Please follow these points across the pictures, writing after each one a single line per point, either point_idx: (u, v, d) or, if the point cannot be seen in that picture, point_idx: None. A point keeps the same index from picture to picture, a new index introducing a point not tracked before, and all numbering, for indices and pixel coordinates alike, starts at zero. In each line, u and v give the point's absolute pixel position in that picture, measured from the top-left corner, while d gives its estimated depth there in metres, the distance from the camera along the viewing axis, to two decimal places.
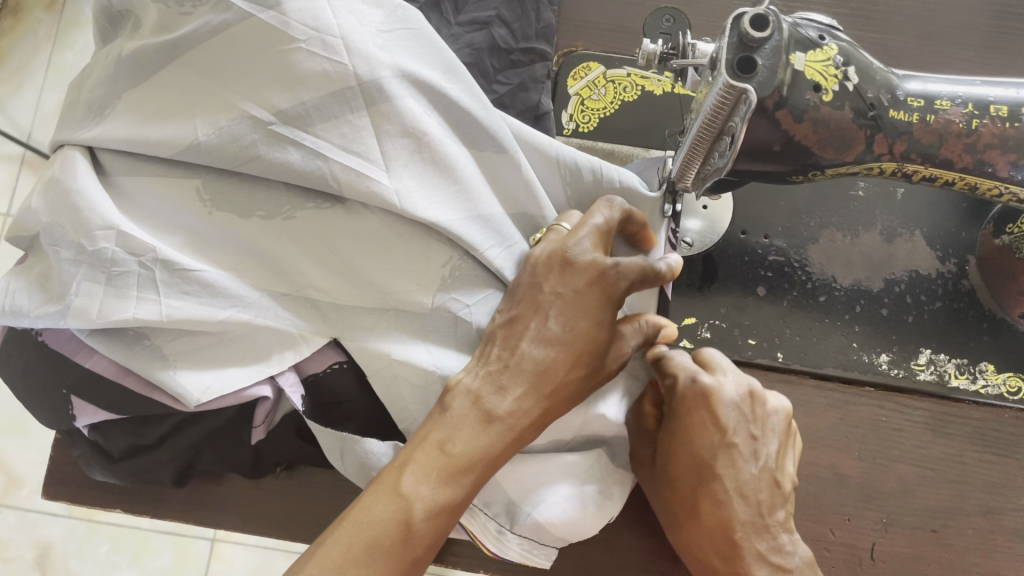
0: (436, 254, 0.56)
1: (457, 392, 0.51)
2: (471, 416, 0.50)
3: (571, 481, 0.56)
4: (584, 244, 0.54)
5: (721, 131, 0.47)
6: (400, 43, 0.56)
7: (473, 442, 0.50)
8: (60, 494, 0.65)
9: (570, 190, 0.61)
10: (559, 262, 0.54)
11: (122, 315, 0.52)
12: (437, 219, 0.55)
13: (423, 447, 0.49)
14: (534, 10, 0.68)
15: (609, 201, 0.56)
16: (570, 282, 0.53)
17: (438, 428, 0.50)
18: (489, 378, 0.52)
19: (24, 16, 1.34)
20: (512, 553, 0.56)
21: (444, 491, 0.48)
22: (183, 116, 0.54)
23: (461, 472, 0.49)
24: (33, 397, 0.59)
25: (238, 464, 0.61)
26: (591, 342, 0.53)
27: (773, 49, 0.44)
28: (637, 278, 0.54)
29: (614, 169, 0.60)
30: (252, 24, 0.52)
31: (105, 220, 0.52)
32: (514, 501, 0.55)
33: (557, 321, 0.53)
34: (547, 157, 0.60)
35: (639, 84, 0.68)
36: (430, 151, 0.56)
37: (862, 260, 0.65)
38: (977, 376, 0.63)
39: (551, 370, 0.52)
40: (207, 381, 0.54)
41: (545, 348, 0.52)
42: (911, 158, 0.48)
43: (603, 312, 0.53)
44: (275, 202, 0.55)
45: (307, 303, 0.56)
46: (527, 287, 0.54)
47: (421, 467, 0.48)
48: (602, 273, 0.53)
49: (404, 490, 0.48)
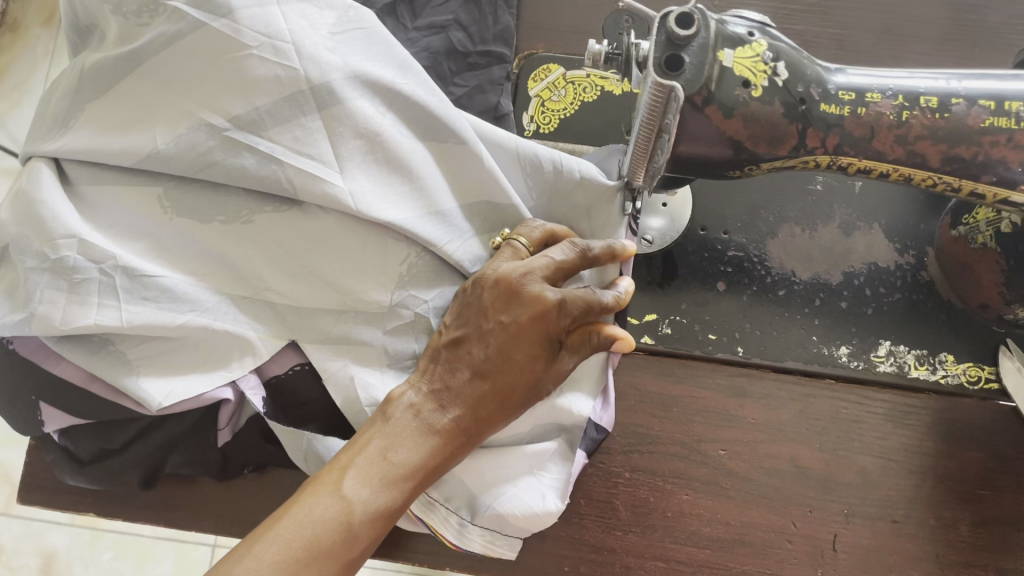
0: (393, 251, 0.58)
1: (399, 403, 0.54)
2: (413, 428, 0.53)
3: (530, 472, 0.58)
4: (533, 276, 0.55)
5: (659, 129, 0.47)
6: (354, 43, 0.57)
7: (414, 452, 0.53)
8: (34, 500, 0.66)
9: (532, 182, 0.61)
10: (504, 290, 0.55)
11: (84, 322, 0.53)
12: (392, 217, 0.56)
13: (365, 451, 0.52)
14: (492, 14, 0.70)
15: (573, 243, 0.57)
16: (513, 313, 0.55)
17: (382, 436, 0.53)
18: (430, 396, 0.55)
19: (22, 32, 1.36)
20: (475, 546, 0.58)
21: (383, 496, 0.51)
22: (144, 126, 0.55)
23: (401, 480, 0.52)
24: (4, 406, 0.59)
25: (207, 466, 0.63)
26: (528, 374, 0.55)
27: (699, 47, 0.45)
28: (580, 313, 0.56)
29: (574, 160, 0.60)
30: (204, 33, 0.53)
31: (69, 229, 0.53)
32: (475, 495, 0.57)
33: (497, 350, 0.55)
34: (507, 150, 0.60)
35: (599, 84, 0.69)
36: (384, 151, 0.56)
37: (820, 254, 0.66)
38: (937, 367, 0.63)
39: (488, 396, 0.54)
40: (170, 386, 0.55)
41: (486, 372, 0.55)
42: (844, 151, 0.49)
43: (544, 346, 0.55)
44: (233, 206, 0.56)
45: (264, 306, 0.57)
46: (471, 308, 0.56)
47: (362, 473, 0.51)
48: (545, 310, 0.54)
49: (346, 492, 0.50)
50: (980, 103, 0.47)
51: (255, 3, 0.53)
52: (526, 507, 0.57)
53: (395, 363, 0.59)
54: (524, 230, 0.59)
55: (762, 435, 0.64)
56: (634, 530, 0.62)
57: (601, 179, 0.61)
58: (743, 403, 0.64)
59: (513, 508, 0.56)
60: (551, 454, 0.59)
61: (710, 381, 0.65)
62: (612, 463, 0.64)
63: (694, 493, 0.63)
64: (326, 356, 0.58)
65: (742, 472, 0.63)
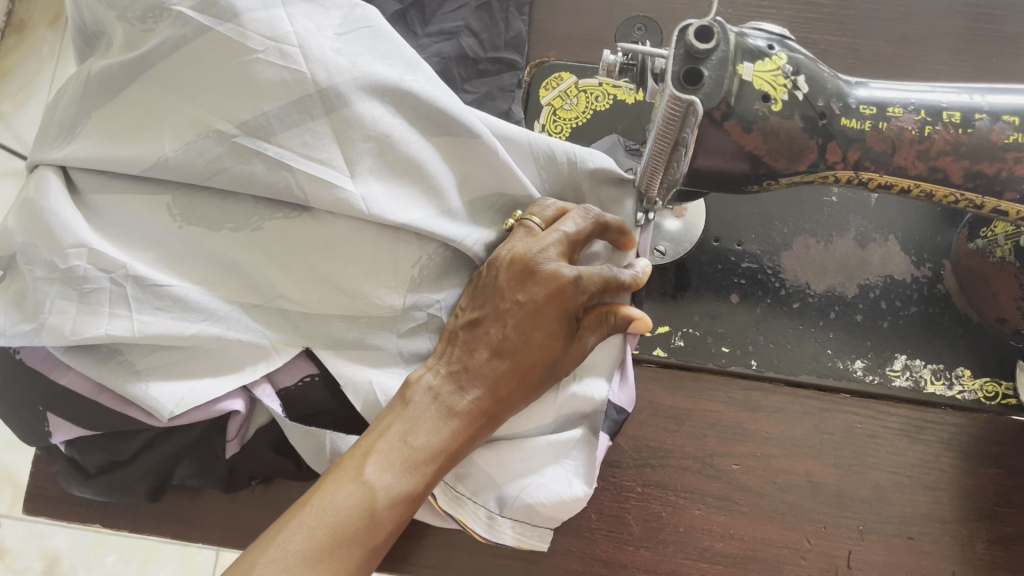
0: (405, 254, 0.57)
1: (418, 386, 0.54)
2: (432, 411, 0.53)
3: (556, 460, 0.57)
4: (547, 253, 0.55)
5: (676, 142, 0.47)
6: (361, 43, 0.55)
7: (434, 434, 0.52)
8: (41, 510, 0.65)
9: (545, 173, 0.61)
10: (520, 270, 0.55)
11: (95, 332, 0.52)
12: (405, 219, 0.55)
13: (384, 437, 0.51)
14: (503, 20, 0.71)
15: (586, 211, 0.57)
16: (529, 291, 0.55)
17: (400, 421, 0.52)
18: (449, 378, 0.54)
19: (29, 33, 1.35)
20: (507, 538, 0.56)
21: (404, 481, 0.50)
22: (151, 133, 0.53)
23: (422, 464, 0.51)
24: (11, 418, 0.58)
25: (213, 478, 0.61)
26: (546, 353, 0.54)
27: (719, 59, 0.44)
28: (598, 289, 0.55)
29: (588, 152, 0.60)
30: (211, 38, 0.52)
31: (79, 238, 0.52)
32: (501, 489, 0.56)
33: (515, 329, 0.54)
34: (518, 144, 0.60)
35: (612, 93, 0.68)
36: (395, 153, 0.56)
37: (836, 266, 0.65)
38: (953, 382, 0.62)
39: (507, 375, 0.54)
40: (180, 393, 0.54)
41: (505, 351, 0.54)
42: (865, 166, 0.48)
43: (563, 323, 0.55)
44: (243, 213, 0.55)
45: (277, 314, 0.56)
46: (488, 289, 0.56)
47: (383, 457, 0.51)
48: (561, 286, 0.54)
49: (367, 478, 0.50)
50: (1005, 118, 0.46)
51: (261, 6, 0.52)
52: (554, 495, 0.55)
53: (410, 364, 0.59)
54: (537, 210, 0.58)
55: (776, 450, 0.63)
56: (645, 546, 0.61)
57: (614, 168, 0.60)
58: (757, 417, 0.64)
59: (541, 496, 0.55)
60: (575, 441, 0.58)
61: (723, 394, 0.64)
62: (623, 477, 0.63)
63: (707, 508, 0.62)
64: (340, 362, 0.57)
65: (755, 488, 0.62)
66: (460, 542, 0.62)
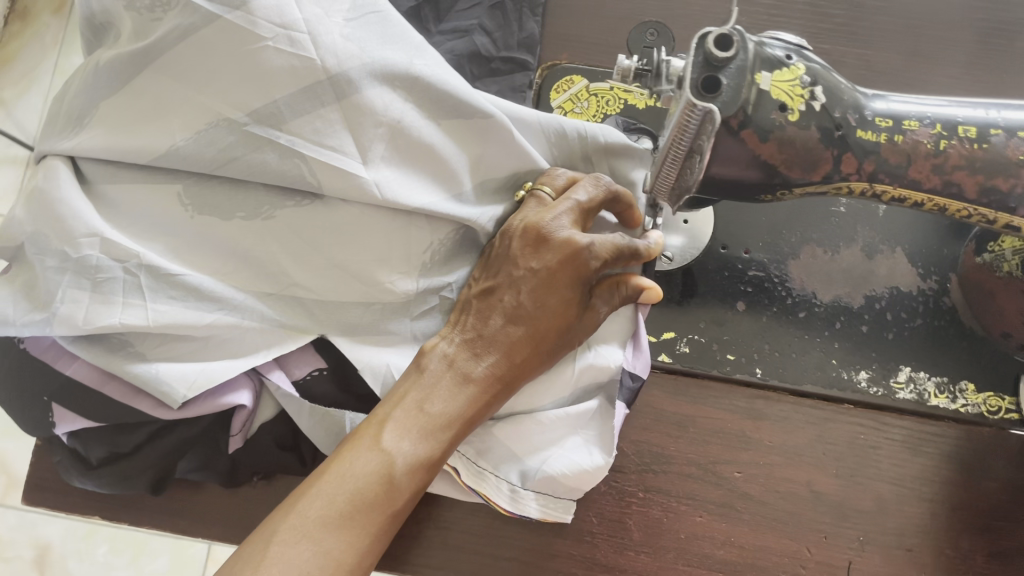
0: (417, 241, 0.57)
1: (434, 354, 0.55)
2: (447, 378, 0.54)
3: (577, 432, 0.58)
4: (561, 222, 0.56)
5: (692, 150, 0.47)
6: (369, 28, 0.55)
7: (451, 401, 0.53)
8: (38, 501, 0.65)
9: (557, 150, 0.62)
10: (533, 238, 0.57)
11: (109, 322, 0.52)
12: (418, 203, 0.56)
13: (402, 405, 0.53)
14: (516, 21, 0.70)
15: (596, 180, 0.58)
16: (542, 258, 0.56)
17: (417, 389, 0.53)
18: (464, 346, 0.56)
19: (31, 20, 1.35)
20: (531, 511, 0.57)
21: (423, 447, 0.51)
22: (161, 124, 0.53)
23: (440, 429, 0.52)
24: (15, 409, 0.58)
25: (215, 473, 0.61)
26: (558, 320, 0.56)
27: (738, 68, 0.44)
28: (610, 257, 0.57)
29: (598, 126, 0.61)
30: (218, 26, 0.51)
31: (89, 227, 0.52)
32: (523, 461, 0.57)
33: (529, 296, 0.56)
34: (529, 124, 0.60)
35: (622, 97, 0.68)
36: (406, 138, 0.56)
37: (842, 277, 0.65)
38: (957, 396, 0.63)
39: (520, 342, 0.55)
40: (191, 376, 0.54)
41: (519, 318, 0.56)
42: (879, 179, 0.48)
43: (576, 288, 0.56)
44: (254, 202, 0.55)
45: (293, 302, 0.56)
46: (502, 258, 0.58)
47: (400, 425, 0.52)
48: (575, 253, 0.56)
49: (386, 445, 0.51)
50: (1019, 135, 0.46)
51: None
52: (576, 466, 0.56)
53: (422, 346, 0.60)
54: (547, 179, 0.60)
55: (779, 459, 0.63)
56: (646, 551, 0.61)
57: (625, 141, 0.61)
58: (760, 425, 0.64)
59: (563, 468, 0.56)
60: (592, 413, 0.58)
61: (728, 402, 0.64)
62: (625, 482, 0.63)
63: (708, 515, 0.62)
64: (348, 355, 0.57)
65: (756, 496, 0.62)
66: (461, 542, 0.62)
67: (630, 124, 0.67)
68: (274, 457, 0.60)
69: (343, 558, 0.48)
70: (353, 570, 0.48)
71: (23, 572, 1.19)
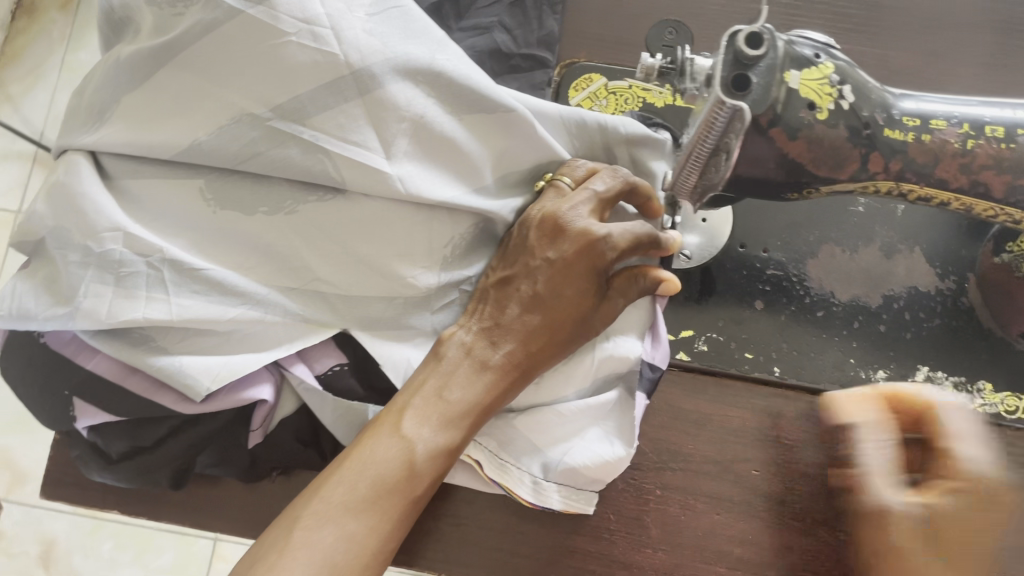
0: (440, 234, 0.58)
1: (452, 342, 0.56)
2: (465, 366, 0.54)
3: (598, 425, 0.58)
4: (578, 210, 0.57)
5: (717, 148, 0.47)
6: (391, 23, 0.55)
7: (469, 388, 0.54)
8: (56, 495, 0.65)
9: (577, 142, 0.62)
10: (550, 228, 0.57)
11: (132, 316, 0.52)
12: (441, 197, 0.56)
13: (421, 393, 0.53)
14: (537, 18, 0.71)
15: (614, 173, 0.59)
16: (559, 248, 0.56)
17: (435, 377, 0.54)
18: (482, 334, 0.56)
19: (39, 16, 1.35)
20: (554, 503, 0.58)
21: (442, 434, 0.52)
22: (180, 118, 0.53)
23: (459, 417, 0.53)
24: (37, 401, 0.58)
25: (234, 467, 0.61)
26: (575, 309, 0.56)
27: (767, 67, 0.45)
28: (628, 248, 0.56)
29: (618, 117, 0.61)
30: (240, 21, 0.51)
31: (113, 221, 0.52)
32: (544, 453, 0.57)
33: (546, 285, 0.56)
34: (550, 117, 0.60)
35: (641, 96, 0.68)
36: (428, 133, 0.56)
37: (860, 276, 0.65)
38: (975, 395, 0.62)
39: (538, 331, 0.56)
40: (216, 369, 0.54)
41: (536, 306, 0.56)
42: (907, 178, 0.48)
43: (593, 278, 0.56)
44: (277, 197, 0.55)
45: (316, 296, 0.57)
46: (519, 248, 0.58)
47: (420, 412, 0.52)
48: (592, 242, 0.56)
49: (406, 432, 0.51)
50: None
51: None
52: (598, 457, 0.57)
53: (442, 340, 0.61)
54: (567, 170, 0.60)
55: (797, 458, 0.63)
56: (664, 549, 0.61)
57: (646, 131, 0.61)
58: (778, 424, 0.64)
59: (585, 460, 0.57)
60: (612, 405, 0.58)
61: (746, 401, 0.64)
62: (644, 480, 0.63)
63: (727, 513, 0.62)
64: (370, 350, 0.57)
65: (775, 494, 0.62)
66: (479, 539, 0.62)
67: (646, 120, 0.66)
68: (294, 452, 0.60)
69: (366, 542, 0.48)
70: (378, 554, 0.49)
71: (28, 567, 1.19)
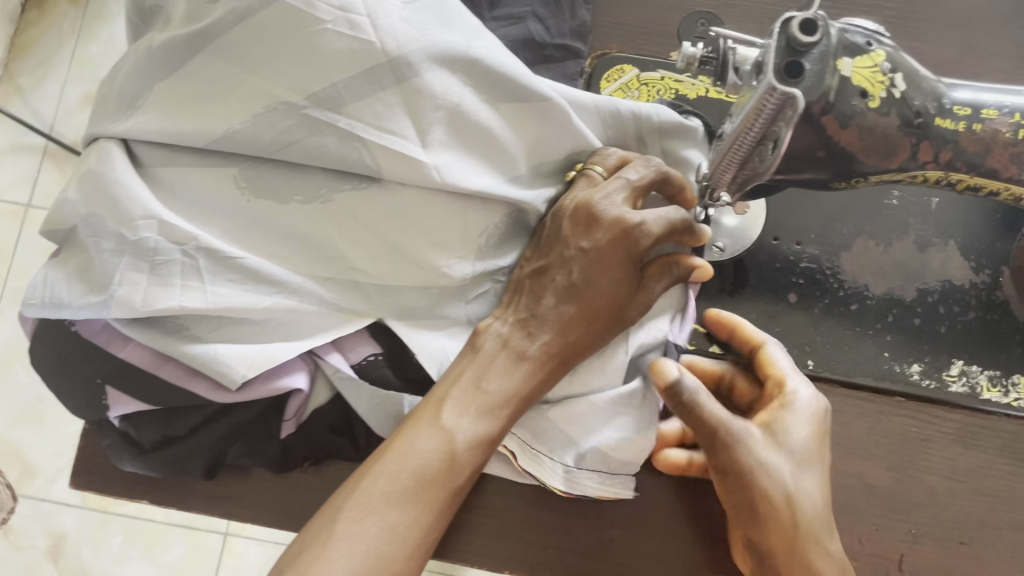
0: (475, 223, 0.57)
1: (488, 334, 0.55)
2: (502, 357, 0.54)
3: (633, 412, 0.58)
4: (613, 200, 0.56)
5: (763, 136, 0.47)
6: (428, 10, 0.54)
7: (507, 378, 0.53)
8: (83, 486, 0.65)
9: (610, 131, 0.61)
10: (584, 217, 0.56)
11: (168, 303, 0.51)
12: (476, 185, 0.55)
13: (459, 384, 0.53)
14: (569, 8, 0.70)
15: (647, 162, 0.58)
16: (593, 237, 0.56)
17: (473, 368, 0.54)
18: (517, 325, 0.56)
19: (49, 8, 1.34)
20: (586, 489, 0.58)
21: (481, 425, 0.52)
22: (215, 104, 0.53)
23: (498, 407, 0.53)
24: (66, 390, 0.57)
25: (267, 459, 0.60)
26: (610, 299, 0.56)
27: (820, 54, 0.44)
28: (662, 233, 0.56)
29: (651, 105, 0.60)
30: (275, 9, 0.50)
31: (147, 210, 0.52)
32: (577, 442, 0.57)
33: (581, 275, 0.56)
34: (584, 106, 0.60)
35: (672, 87, 0.68)
36: (464, 121, 0.55)
37: (895, 269, 0.65)
38: (1010, 389, 0.63)
39: (574, 321, 0.55)
40: (251, 357, 0.53)
41: (572, 296, 0.56)
42: (956, 167, 0.49)
43: (629, 267, 0.56)
44: (313, 186, 0.55)
45: (350, 285, 0.56)
46: (553, 238, 0.58)
47: (459, 403, 0.52)
48: (626, 231, 0.55)
49: (445, 422, 0.51)
50: None
51: None
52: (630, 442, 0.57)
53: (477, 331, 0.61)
54: (599, 159, 0.59)
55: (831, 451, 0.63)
56: (698, 541, 0.61)
57: (679, 119, 0.61)
58: None
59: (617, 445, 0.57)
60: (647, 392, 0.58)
61: None
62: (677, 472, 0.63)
63: None
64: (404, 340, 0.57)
65: None
66: (511, 530, 0.61)
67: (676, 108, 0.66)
68: (326, 441, 0.61)
69: (408, 533, 0.49)
70: (421, 543, 0.49)
71: (38, 560, 1.18)
